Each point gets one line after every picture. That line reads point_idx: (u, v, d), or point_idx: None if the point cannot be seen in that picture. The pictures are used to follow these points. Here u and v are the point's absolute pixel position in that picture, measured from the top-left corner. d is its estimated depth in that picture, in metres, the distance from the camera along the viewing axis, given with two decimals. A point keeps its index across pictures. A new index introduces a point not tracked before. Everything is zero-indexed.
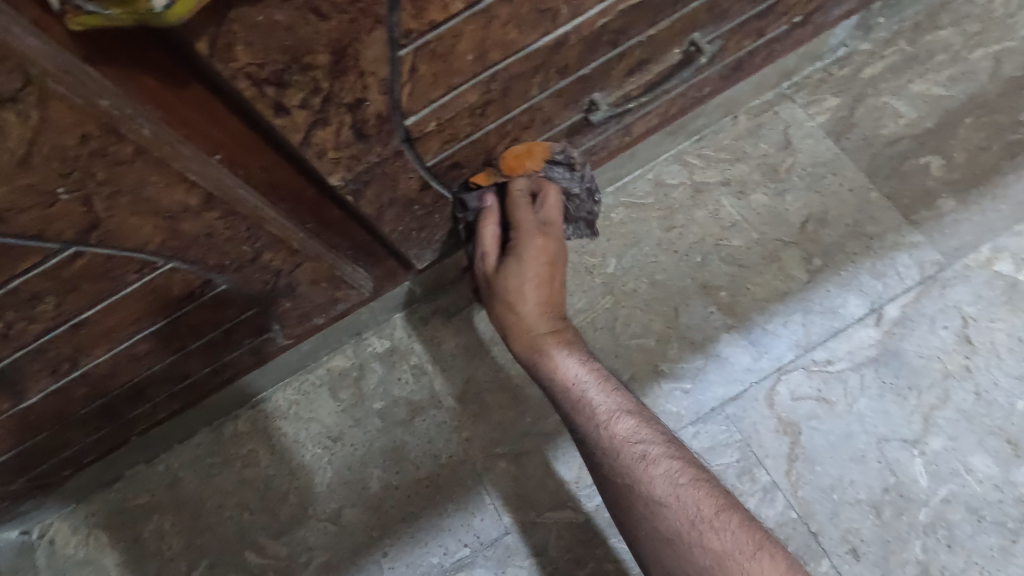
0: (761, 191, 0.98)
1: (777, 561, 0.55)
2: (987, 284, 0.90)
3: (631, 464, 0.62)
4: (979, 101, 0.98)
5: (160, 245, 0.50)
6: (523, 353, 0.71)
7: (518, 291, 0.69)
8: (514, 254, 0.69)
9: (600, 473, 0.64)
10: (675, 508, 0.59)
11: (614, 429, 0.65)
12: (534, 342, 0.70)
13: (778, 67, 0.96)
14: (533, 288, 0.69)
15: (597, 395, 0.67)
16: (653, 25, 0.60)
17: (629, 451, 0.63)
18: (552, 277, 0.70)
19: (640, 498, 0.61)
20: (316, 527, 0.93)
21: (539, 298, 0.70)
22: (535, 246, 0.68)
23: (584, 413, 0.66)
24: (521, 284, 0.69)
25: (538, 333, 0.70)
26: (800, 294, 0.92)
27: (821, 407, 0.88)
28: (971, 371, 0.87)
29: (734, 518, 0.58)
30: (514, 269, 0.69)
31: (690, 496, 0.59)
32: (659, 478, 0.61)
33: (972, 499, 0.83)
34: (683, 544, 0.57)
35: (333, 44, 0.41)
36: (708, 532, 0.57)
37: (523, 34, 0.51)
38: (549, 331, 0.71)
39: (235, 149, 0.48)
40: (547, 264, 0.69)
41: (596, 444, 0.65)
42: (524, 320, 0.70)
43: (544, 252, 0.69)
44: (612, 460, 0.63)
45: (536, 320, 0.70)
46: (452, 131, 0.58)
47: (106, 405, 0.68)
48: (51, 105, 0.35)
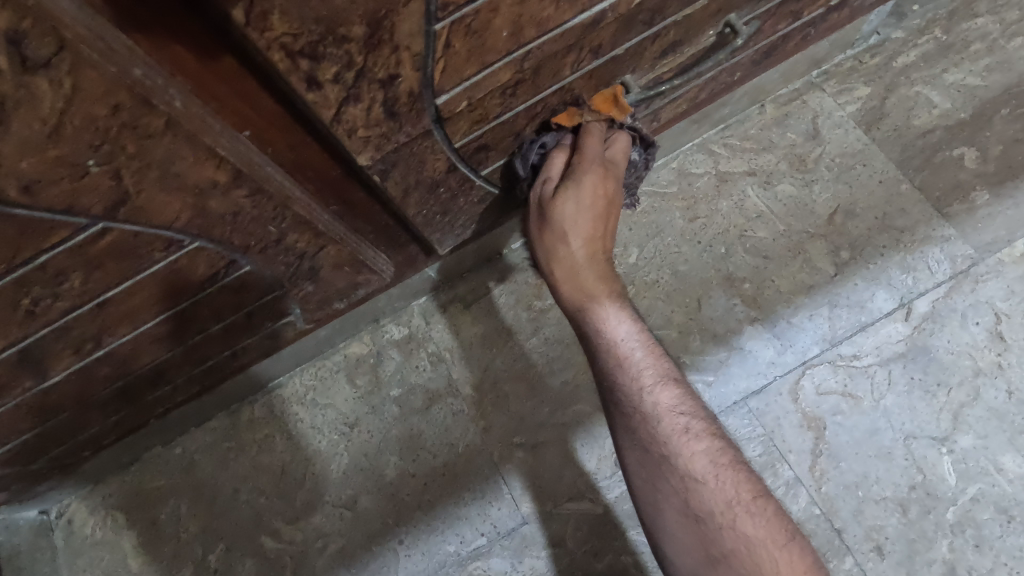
0: (788, 181, 0.96)
1: (807, 556, 0.55)
2: (1021, 279, 0.88)
3: (673, 435, 0.59)
4: (1015, 92, 0.95)
5: (187, 223, 0.49)
6: (565, 301, 0.66)
7: (569, 226, 0.62)
8: (574, 182, 0.62)
9: (633, 437, 0.61)
10: (711, 486, 0.57)
11: (657, 396, 0.61)
12: (579, 287, 0.64)
13: (809, 54, 0.94)
14: (589, 223, 0.62)
15: (641, 359, 0.63)
16: (689, 4, 0.58)
17: (670, 422, 0.60)
18: (608, 219, 0.63)
19: (675, 472, 0.58)
20: (332, 513, 0.93)
21: (589, 238, 0.63)
22: (597, 178, 0.62)
23: (624, 374, 0.62)
24: (576, 217, 0.62)
25: (585, 279, 0.64)
26: (826, 287, 0.91)
27: (846, 402, 0.86)
28: (1003, 368, 0.85)
29: (767, 506, 0.57)
30: (572, 198, 0.62)
31: (729, 476, 0.58)
32: (700, 454, 0.59)
33: (1002, 499, 0.81)
34: (711, 524, 0.56)
35: (369, 15, 0.39)
36: (742, 517, 0.56)
37: (559, 10, 0.49)
38: (600, 280, 0.64)
39: (264, 126, 0.47)
40: (607, 203, 0.63)
41: (635, 409, 0.61)
42: (571, 262, 0.64)
43: (602, 188, 0.62)
44: (652, 427, 0.60)
45: (586, 265, 0.64)
46: (482, 111, 0.56)
47: (127, 387, 0.68)
48: (83, 72, 0.34)
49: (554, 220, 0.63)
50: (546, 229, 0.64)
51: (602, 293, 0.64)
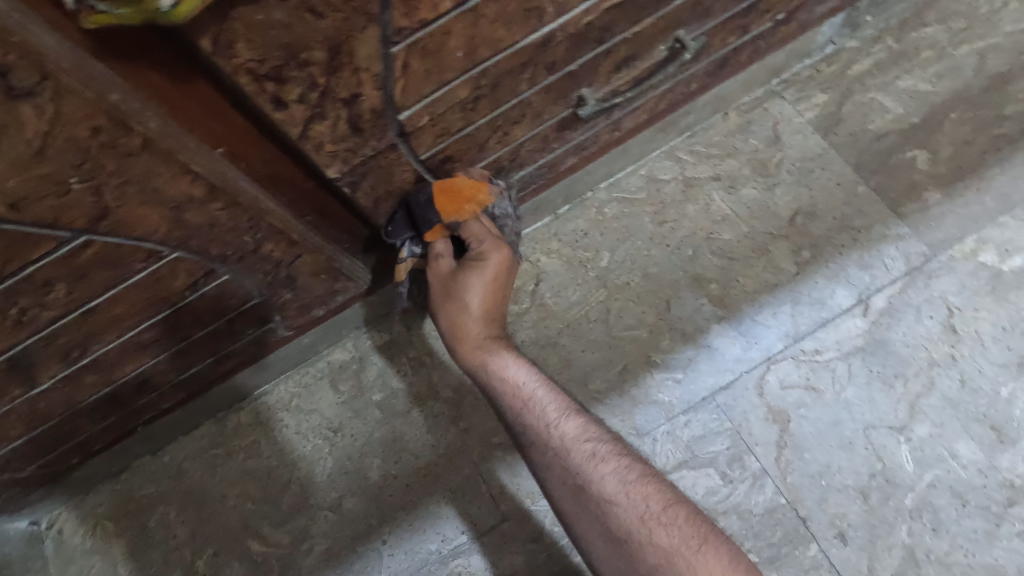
0: (751, 185, 1.00)
1: (722, 556, 0.56)
2: (972, 274, 0.92)
3: (584, 462, 0.65)
4: (963, 96, 1.00)
5: (166, 234, 0.52)
6: (465, 358, 0.75)
7: (475, 297, 0.74)
8: (476, 265, 0.73)
9: (554, 478, 0.65)
10: (624, 504, 0.61)
11: (563, 428, 0.67)
12: (476, 348, 0.75)
13: (767, 63, 0.98)
14: (486, 295, 0.75)
15: (545, 398, 0.70)
16: (637, 22, 0.63)
17: (579, 451, 0.65)
18: (504, 287, 0.76)
19: (592, 496, 0.63)
20: (318, 516, 0.95)
21: (487, 308, 0.75)
22: (498, 259, 0.73)
23: (535, 415, 0.68)
24: (475, 288, 0.74)
25: (479, 339, 0.75)
26: (789, 286, 0.94)
27: (809, 396, 0.90)
28: (956, 359, 0.89)
29: (680, 512, 0.60)
30: (476, 278, 0.73)
31: (640, 492, 0.62)
32: (609, 475, 0.63)
33: (957, 484, 0.85)
34: (631, 542, 0.59)
35: (329, 41, 0.43)
36: (658, 529, 0.59)
37: (511, 31, 0.53)
38: (492, 340, 0.76)
39: (235, 142, 0.50)
40: (502, 273, 0.74)
41: (546, 445, 0.66)
42: (467, 321, 0.75)
43: (497, 267, 0.73)
44: (567, 463, 0.65)
45: (483, 329, 0.75)
46: (445, 125, 0.60)
47: (114, 394, 0.71)
48: (65, 98, 0.37)
49: (456, 290, 0.73)
50: (447, 295, 0.75)
51: (497, 348, 0.75)
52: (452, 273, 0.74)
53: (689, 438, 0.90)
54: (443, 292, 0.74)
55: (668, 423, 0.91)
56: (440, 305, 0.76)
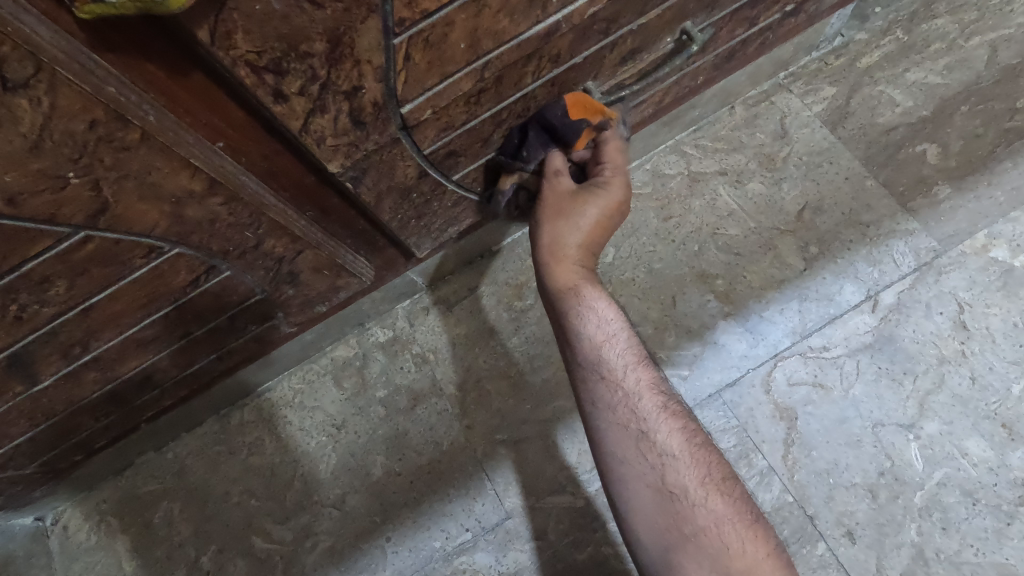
0: (757, 180, 0.98)
1: (769, 539, 0.57)
2: (983, 270, 0.91)
3: (652, 413, 0.62)
4: (974, 89, 0.98)
5: (166, 230, 0.52)
6: (555, 277, 0.68)
7: (582, 225, 0.68)
8: (598, 191, 0.68)
9: (610, 415, 0.62)
10: (686, 464, 0.59)
11: (636, 375, 0.64)
12: (571, 271, 0.68)
13: (774, 56, 0.97)
14: (592, 226, 0.68)
15: (622, 346, 0.65)
16: (642, 13, 0.61)
17: (649, 403, 0.62)
18: (609, 228, 0.70)
19: (653, 447, 0.60)
20: (322, 512, 0.95)
21: (586, 238, 0.69)
22: (622, 194, 0.68)
23: (607, 355, 0.64)
24: (589, 218, 0.68)
25: (576, 265, 0.69)
26: (797, 282, 0.93)
27: (816, 392, 0.89)
28: (966, 356, 0.88)
29: (734, 488, 0.59)
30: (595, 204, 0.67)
31: (701, 458, 0.60)
32: (674, 433, 0.61)
33: (966, 482, 0.84)
34: (685, 501, 0.57)
35: (329, 32, 0.42)
36: (712, 496, 0.58)
37: (514, 22, 0.52)
38: (589, 273, 0.69)
39: (236, 138, 0.49)
40: (617, 210, 0.69)
41: (616, 386, 0.63)
42: (570, 246, 0.68)
43: (615, 203, 0.68)
44: (633, 408, 0.62)
45: (578, 254, 0.69)
46: (448, 119, 0.59)
47: (116, 391, 0.71)
48: (60, 91, 0.36)
49: (564, 209, 0.68)
50: (555, 213, 0.68)
51: (589, 280, 0.68)
52: (569, 192, 0.68)
53: None
54: (553, 209, 0.68)
55: None
56: (545, 221, 0.69)
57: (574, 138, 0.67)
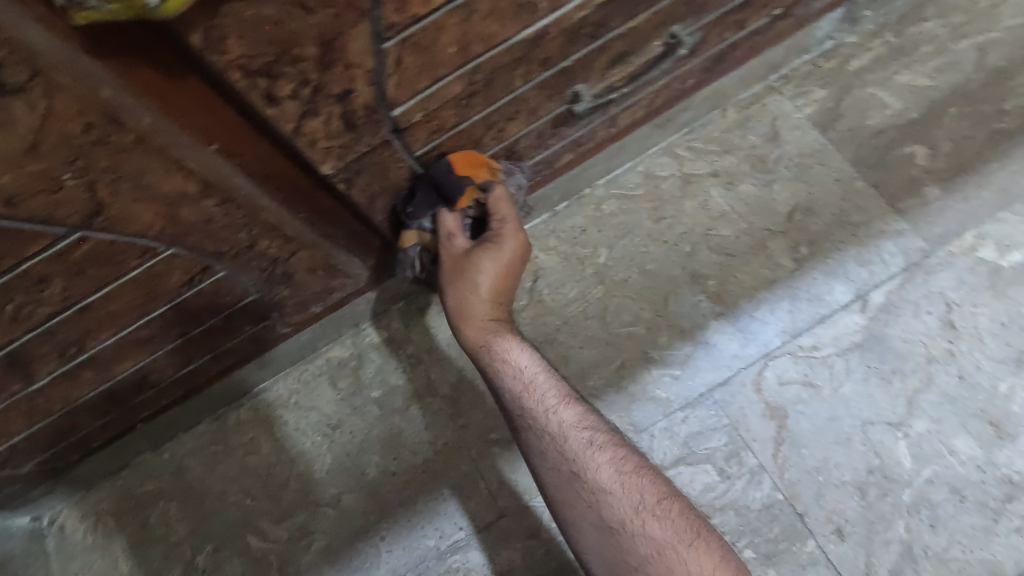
0: (749, 181, 0.99)
1: (714, 551, 0.58)
2: (971, 270, 0.92)
3: (581, 451, 0.64)
4: (962, 91, 0.99)
5: (161, 231, 0.52)
6: (468, 336, 0.73)
7: (482, 279, 0.72)
8: (490, 247, 0.72)
9: (545, 462, 0.65)
10: (620, 494, 0.61)
11: (561, 416, 0.67)
12: (481, 329, 0.72)
13: (765, 59, 0.98)
14: (495, 279, 0.72)
15: (544, 383, 0.69)
16: (631, 17, 0.63)
17: (578, 439, 0.65)
18: (512, 275, 0.74)
19: (586, 485, 0.63)
20: (317, 511, 0.96)
21: (493, 289, 0.73)
22: (513, 245, 0.72)
23: (534, 401, 0.67)
24: (487, 272, 0.72)
25: (485, 319, 0.73)
26: (787, 282, 0.94)
27: (807, 391, 0.90)
28: (954, 355, 0.89)
29: (672, 507, 0.61)
30: (487, 261, 0.71)
31: (636, 484, 0.62)
32: (605, 465, 0.63)
33: (955, 479, 0.85)
34: (626, 534, 0.59)
35: (320, 37, 0.43)
36: (650, 521, 0.59)
37: (504, 27, 0.53)
38: (499, 322, 0.73)
39: (232, 141, 0.50)
40: (513, 260, 0.73)
41: (545, 431, 0.66)
42: (477, 301, 0.72)
43: (506, 254, 0.72)
44: (563, 450, 0.65)
45: (485, 305, 0.73)
46: (439, 121, 0.60)
47: (112, 390, 0.71)
48: (56, 94, 0.37)
49: (463, 270, 0.72)
50: (455, 276, 0.72)
51: (500, 329, 0.73)
52: (463, 252, 0.72)
53: (686, 435, 0.90)
54: (452, 270, 0.72)
55: (665, 420, 0.91)
56: (447, 283, 0.73)
57: (458, 196, 0.67)
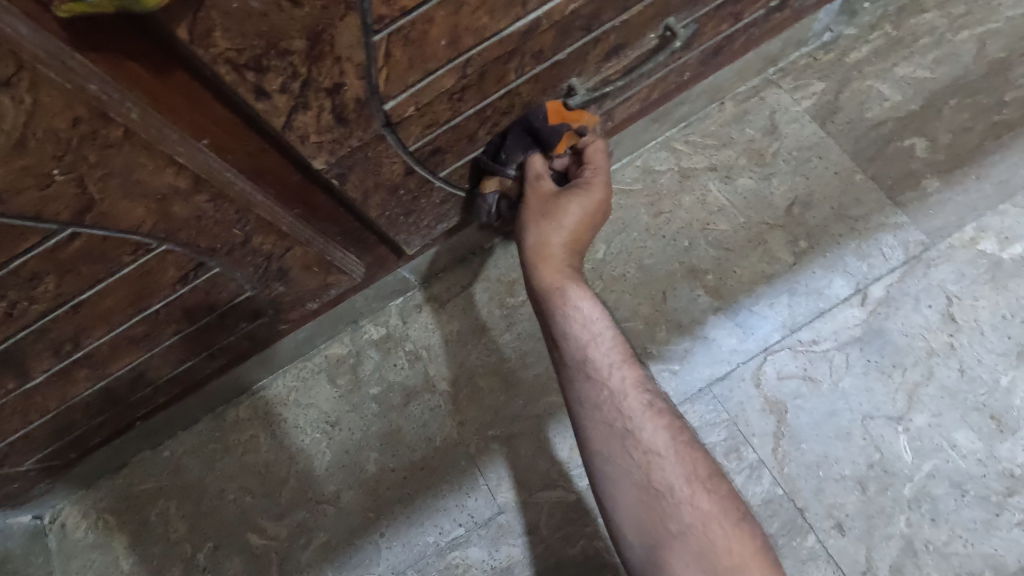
0: (747, 175, 0.99)
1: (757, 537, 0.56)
2: (971, 263, 0.91)
3: (637, 413, 0.61)
4: (962, 83, 0.98)
5: (152, 227, 0.52)
6: (541, 277, 0.69)
7: (567, 224, 0.70)
8: (582, 191, 0.70)
9: (596, 414, 0.62)
10: (671, 461, 0.59)
11: (621, 374, 0.64)
12: (558, 271, 0.69)
13: (762, 52, 0.97)
14: (578, 226, 0.70)
15: (606, 344, 0.66)
16: (624, 9, 0.62)
17: (635, 400, 0.62)
18: (594, 227, 0.72)
19: (638, 445, 0.60)
20: (316, 508, 0.96)
21: (571, 237, 0.71)
22: (603, 197, 0.71)
23: (592, 355, 0.65)
24: (572, 217, 0.70)
25: (563, 265, 0.70)
26: (786, 276, 0.94)
27: (806, 386, 0.89)
28: (955, 348, 0.88)
29: (721, 486, 0.58)
30: (577, 205, 0.69)
31: (689, 456, 0.59)
32: (660, 431, 0.61)
33: (955, 473, 0.84)
34: (671, 498, 0.57)
35: (307, 30, 0.43)
36: (699, 493, 0.57)
37: (495, 19, 0.53)
38: (572, 273, 0.70)
39: (220, 134, 0.50)
40: (600, 211, 0.71)
41: (601, 386, 0.63)
42: (554, 247, 0.70)
43: (595, 204, 0.70)
44: (618, 406, 0.62)
45: (564, 251, 0.71)
46: (432, 115, 0.60)
47: (109, 388, 0.71)
48: (42, 89, 0.37)
49: (551, 210, 0.70)
50: (538, 214, 0.70)
51: (574, 278, 0.70)
52: (553, 192, 0.71)
53: None
54: (537, 209, 0.71)
55: None
56: (530, 222, 0.71)
57: (558, 140, 0.70)
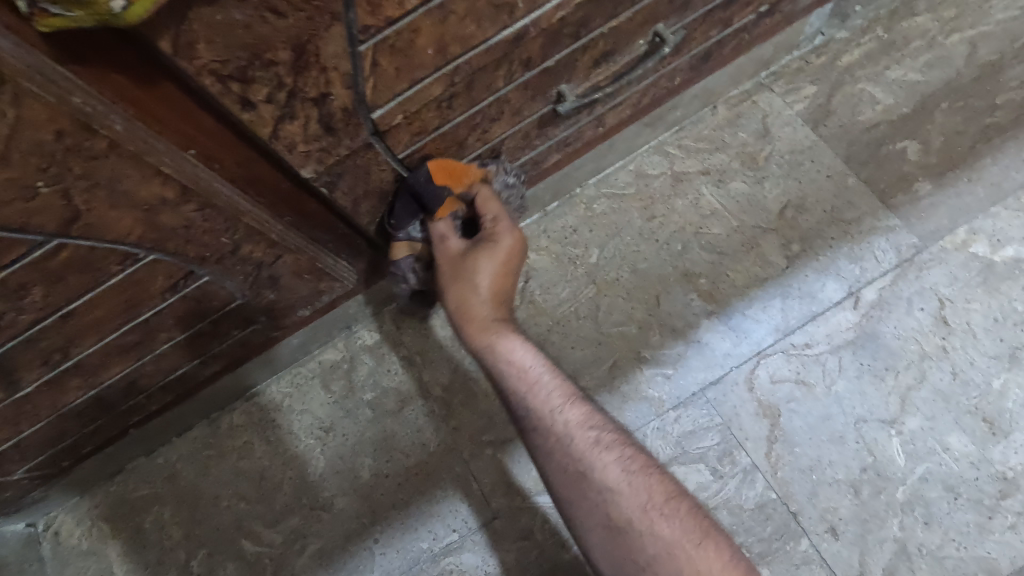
0: (740, 179, 0.99)
1: (722, 548, 0.57)
2: (963, 265, 0.91)
3: (587, 451, 0.62)
4: (954, 86, 0.99)
5: (141, 237, 0.52)
6: (470, 338, 0.70)
7: (481, 278, 0.70)
8: (487, 245, 0.70)
9: (551, 463, 0.63)
10: (627, 494, 0.60)
11: (565, 415, 0.64)
12: (484, 330, 0.70)
13: (754, 56, 0.97)
14: (494, 277, 0.71)
15: (548, 383, 0.67)
16: (613, 17, 0.62)
17: (583, 438, 0.63)
18: (513, 271, 0.72)
19: (594, 486, 0.61)
20: (310, 515, 0.95)
21: (492, 290, 0.71)
22: (512, 241, 0.71)
23: (537, 398, 0.65)
24: (485, 271, 0.70)
25: (488, 322, 0.70)
26: (779, 280, 0.94)
27: (799, 389, 0.89)
28: (948, 351, 0.89)
29: (680, 507, 0.60)
30: (487, 260, 0.70)
31: (643, 483, 0.61)
32: (612, 465, 0.62)
33: (949, 477, 0.84)
34: (632, 532, 0.59)
35: (292, 41, 0.43)
36: (659, 521, 0.58)
37: (482, 28, 0.53)
38: (501, 322, 0.71)
39: (209, 145, 0.50)
40: (513, 255, 0.71)
41: (549, 432, 0.64)
42: (476, 305, 0.70)
43: (503, 252, 0.70)
44: (568, 450, 0.63)
45: (486, 306, 0.71)
46: (421, 123, 0.60)
47: (100, 396, 0.71)
48: (25, 102, 0.37)
49: (463, 270, 0.70)
50: (454, 276, 0.71)
51: (505, 331, 0.70)
52: (461, 252, 0.71)
53: (679, 435, 0.89)
54: (451, 271, 0.71)
55: (658, 419, 0.90)
56: (448, 286, 0.71)
57: (438, 203, 0.68)
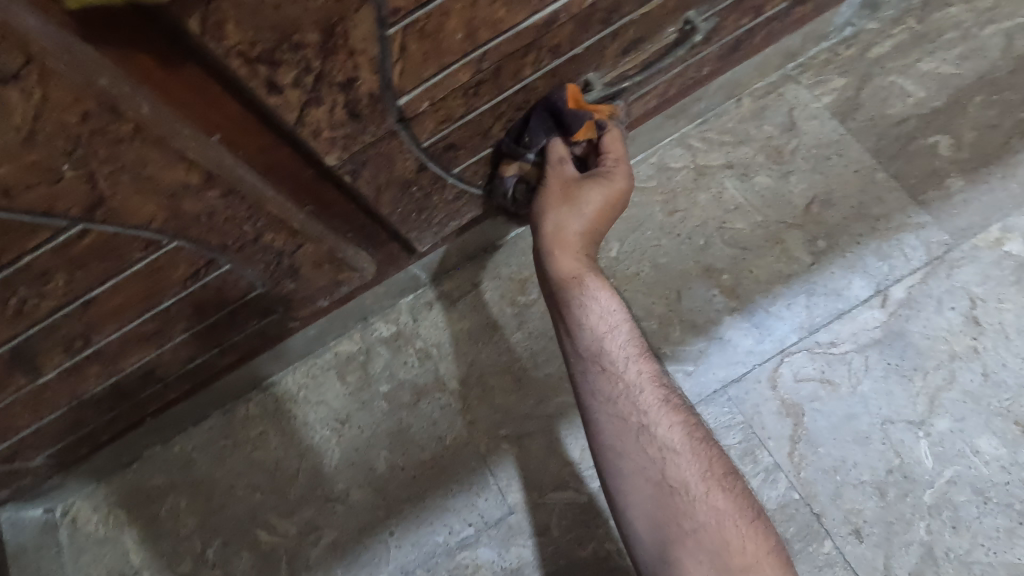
0: (764, 173, 0.97)
1: (769, 536, 0.57)
2: (996, 264, 0.89)
3: (652, 407, 0.61)
4: (989, 78, 0.96)
5: (163, 224, 0.52)
6: (558, 269, 0.68)
7: (586, 210, 0.68)
8: (603, 177, 0.69)
9: (609, 409, 0.62)
10: (686, 457, 0.59)
11: (637, 368, 0.64)
12: (573, 259, 0.69)
13: (782, 47, 0.95)
14: (597, 215, 0.69)
15: (622, 338, 0.65)
16: (645, 3, 0.61)
17: (649, 396, 0.62)
18: (612, 217, 0.71)
19: (653, 440, 0.60)
20: (325, 506, 0.95)
21: (587, 229, 0.69)
22: (626, 184, 0.69)
23: (609, 347, 0.64)
24: (592, 204, 0.68)
25: (579, 252, 0.69)
26: (804, 276, 0.92)
27: (823, 388, 0.87)
28: (978, 352, 0.86)
29: (733, 484, 0.59)
30: (598, 191, 0.68)
31: (703, 453, 0.60)
32: (676, 428, 0.61)
33: (977, 480, 0.82)
34: (685, 495, 0.57)
35: (321, 22, 0.42)
36: (712, 491, 0.57)
37: (512, 12, 0.51)
38: (589, 262, 0.70)
39: (233, 130, 0.49)
40: (620, 199, 0.69)
41: (615, 381, 0.63)
42: (570, 236, 0.69)
43: (613, 193, 0.69)
44: (632, 401, 0.62)
45: (580, 239, 0.69)
46: (446, 111, 0.59)
47: (119, 384, 0.71)
48: (51, 83, 0.36)
49: (572, 196, 0.68)
50: (558, 201, 0.69)
51: (589, 270, 0.69)
52: (574, 179, 0.69)
53: None
54: (558, 195, 0.69)
55: None
56: (548, 208, 0.69)
57: (576, 127, 0.67)
